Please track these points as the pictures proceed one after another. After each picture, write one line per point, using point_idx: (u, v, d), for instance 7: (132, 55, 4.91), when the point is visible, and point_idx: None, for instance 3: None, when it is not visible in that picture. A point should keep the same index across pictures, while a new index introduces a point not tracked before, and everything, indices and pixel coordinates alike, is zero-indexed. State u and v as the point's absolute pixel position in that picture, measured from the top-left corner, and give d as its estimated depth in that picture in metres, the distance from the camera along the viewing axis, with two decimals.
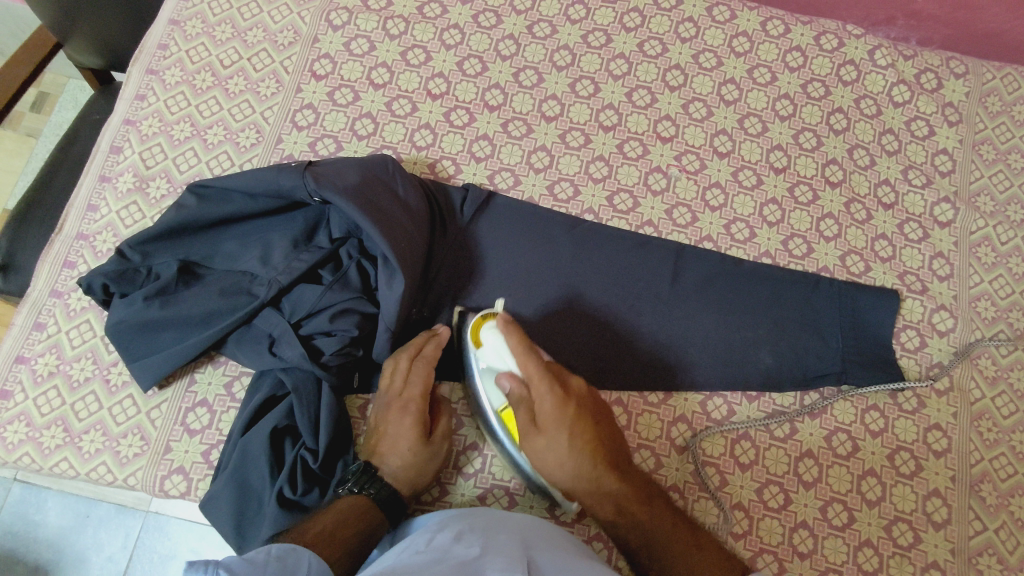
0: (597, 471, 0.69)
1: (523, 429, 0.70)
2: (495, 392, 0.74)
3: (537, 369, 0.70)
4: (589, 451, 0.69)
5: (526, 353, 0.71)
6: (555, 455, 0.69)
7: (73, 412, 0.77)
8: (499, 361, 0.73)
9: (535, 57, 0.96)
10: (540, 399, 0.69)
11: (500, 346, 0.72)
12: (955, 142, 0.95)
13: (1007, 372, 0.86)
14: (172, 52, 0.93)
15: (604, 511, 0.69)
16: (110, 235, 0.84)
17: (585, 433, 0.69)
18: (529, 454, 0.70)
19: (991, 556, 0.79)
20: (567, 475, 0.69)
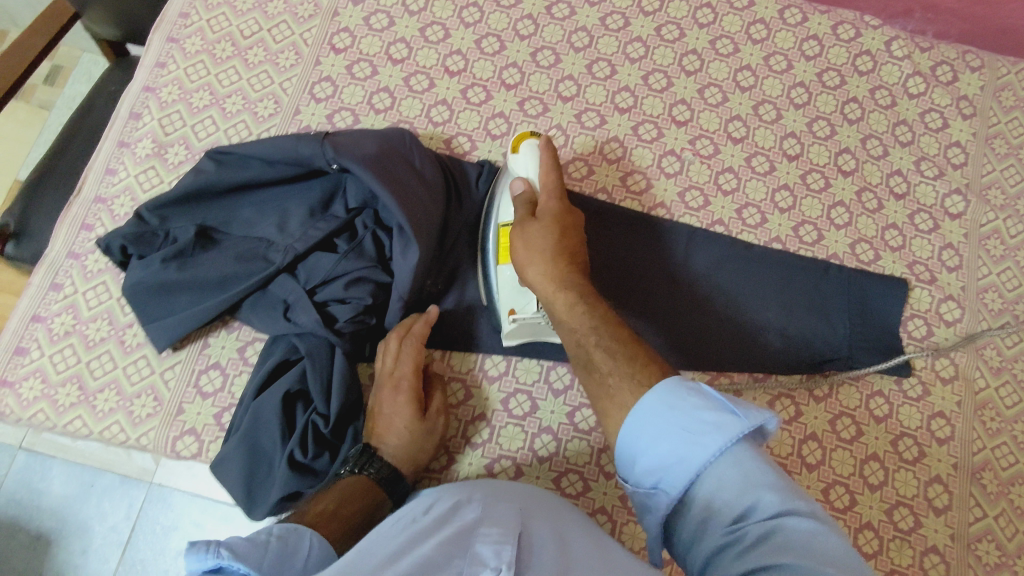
0: (568, 273, 0.72)
1: (521, 218, 0.76)
2: (508, 207, 0.79)
3: (553, 181, 0.77)
4: (568, 256, 0.74)
5: (551, 164, 0.78)
6: (541, 241, 0.73)
7: (88, 371, 0.78)
8: (522, 170, 0.79)
9: (553, 37, 0.96)
10: (545, 201, 0.76)
11: (528, 153, 0.79)
12: (968, 135, 0.96)
13: (1012, 363, 0.87)
14: (193, 21, 0.93)
15: (564, 304, 0.71)
16: (128, 200, 0.85)
17: (571, 240, 0.75)
18: (517, 238, 0.75)
19: (990, 542, 0.80)
20: (544, 258, 0.73)
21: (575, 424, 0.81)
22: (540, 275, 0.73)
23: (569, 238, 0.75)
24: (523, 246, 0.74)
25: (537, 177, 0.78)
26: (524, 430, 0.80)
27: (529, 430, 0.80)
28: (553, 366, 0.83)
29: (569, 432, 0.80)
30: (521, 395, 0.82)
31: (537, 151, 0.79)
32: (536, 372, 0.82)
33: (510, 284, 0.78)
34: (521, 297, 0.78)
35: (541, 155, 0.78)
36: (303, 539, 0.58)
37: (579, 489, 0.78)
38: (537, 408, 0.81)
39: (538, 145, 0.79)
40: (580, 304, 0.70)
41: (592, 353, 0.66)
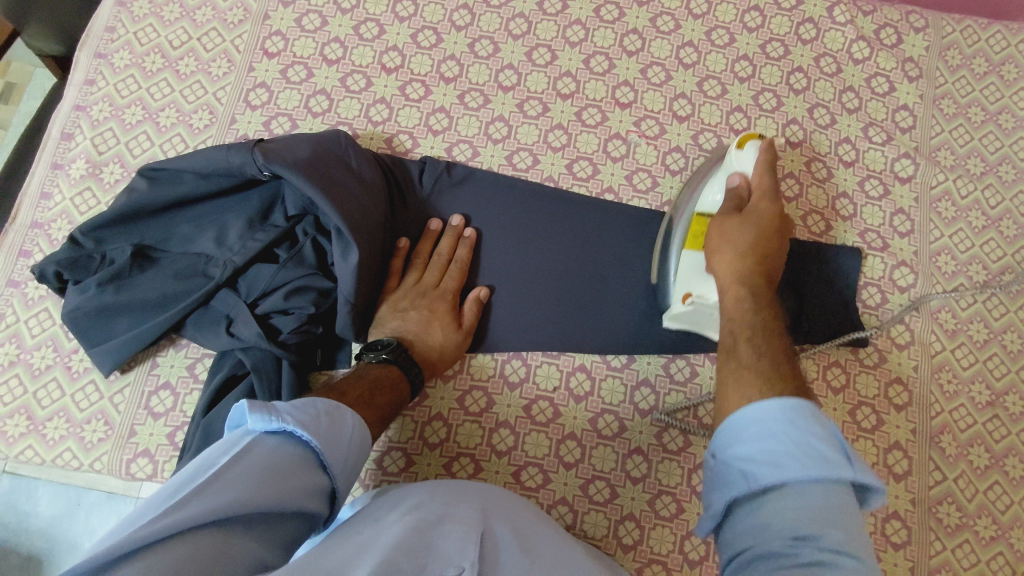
0: (757, 269, 0.70)
1: (727, 211, 0.74)
2: (713, 193, 0.78)
3: (767, 181, 0.74)
4: (762, 253, 0.70)
5: (768, 170, 0.75)
6: (738, 234, 0.71)
7: (36, 400, 0.77)
8: (740, 164, 0.76)
9: (490, 26, 0.94)
10: (758, 201, 0.74)
11: (748, 150, 0.76)
12: (916, 98, 0.95)
13: (966, 325, 0.87)
14: (120, 35, 0.91)
15: (737, 301, 0.67)
16: (65, 223, 0.84)
17: (769, 243, 0.71)
18: (716, 228, 0.73)
19: (950, 505, 0.80)
20: (735, 251, 0.71)
21: (532, 418, 0.80)
22: (725, 262, 0.71)
23: (767, 241, 0.71)
24: (717, 236, 0.72)
25: (754, 173, 0.75)
26: (482, 427, 0.80)
27: (486, 426, 0.80)
28: (507, 360, 0.83)
29: (527, 427, 0.80)
30: (477, 392, 0.81)
31: (758, 152, 0.75)
32: (492, 367, 0.82)
33: (693, 269, 0.76)
34: (704, 283, 0.76)
35: (760, 155, 0.75)
36: (347, 415, 0.59)
37: (539, 482, 0.79)
38: (493, 403, 0.81)
39: (758, 146, 0.76)
40: (756, 300, 0.67)
41: (742, 346, 0.62)
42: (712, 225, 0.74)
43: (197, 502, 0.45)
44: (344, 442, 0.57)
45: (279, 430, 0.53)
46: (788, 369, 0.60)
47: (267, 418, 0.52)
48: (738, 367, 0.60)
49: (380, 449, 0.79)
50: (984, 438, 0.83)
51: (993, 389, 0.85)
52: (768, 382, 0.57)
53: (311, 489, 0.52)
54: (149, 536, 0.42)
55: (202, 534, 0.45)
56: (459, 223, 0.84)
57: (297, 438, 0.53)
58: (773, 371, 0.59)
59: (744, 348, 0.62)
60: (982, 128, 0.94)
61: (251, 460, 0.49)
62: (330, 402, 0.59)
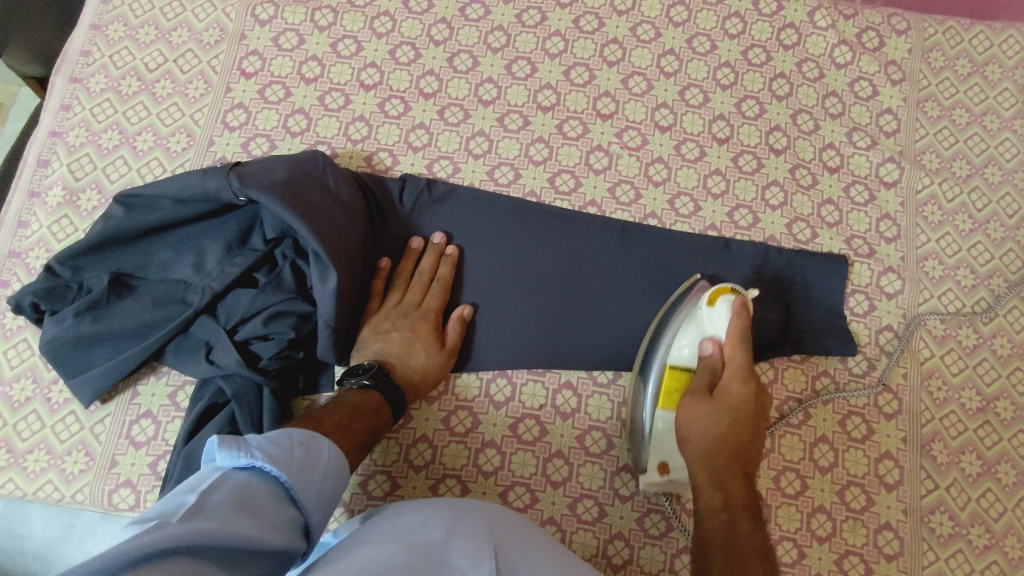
0: (729, 458, 0.67)
1: (697, 391, 0.70)
2: (682, 352, 0.74)
3: (741, 355, 0.70)
4: (737, 448, 0.67)
5: (742, 337, 0.70)
6: (707, 430, 0.67)
7: (16, 433, 0.77)
8: (713, 326, 0.72)
9: (469, 40, 0.93)
10: (728, 379, 0.69)
11: (720, 313, 0.72)
12: (900, 101, 0.94)
13: (955, 330, 0.86)
14: (95, 59, 0.91)
15: (710, 505, 0.65)
16: (42, 251, 0.83)
17: (745, 434, 0.68)
18: (685, 412, 0.69)
19: (942, 514, 0.80)
20: (706, 444, 0.67)
21: (518, 437, 0.80)
22: (696, 454, 0.67)
23: (742, 433, 0.67)
24: (687, 423, 0.69)
25: (727, 340, 0.71)
26: (467, 447, 0.79)
27: (472, 446, 0.79)
28: (492, 379, 0.82)
29: (513, 446, 0.79)
30: (462, 412, 0.81)
31: (730, 311, 0.71)
32: (476, 387, 0.81)
33: (665, 432, 0.74)
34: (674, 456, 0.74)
35: (732, 319, 0.70)
36: (323, 447, 0.59)
37: (527, 502, 0.78)
38: (479, 422, 0.80)
39: (731, 305, 0.71)
40: (730, 509, 0.64)
41: (718, 561, 0.61)
42: (683, 405, 0.70)
43: (170, 527, 0.43)
44: (319, 475, 0.56)
45: (249, 465, 0.53)
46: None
47: (236, 453, 0.52)
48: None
49: (365, 472, 0.79)
50: (976, 445, 0.82)
51: (983, 394, 0.84)
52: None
53: (284, 523, 0.51)
54: (121, 560, 0.40)
55: (177, 561, 0.42)
56: (440, 241, 0.83)
57: (268, 474, 0.53)
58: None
59: (717, 569, 0.61)
60: (967, 129, 0.94)
61: (221, 493, 0.49)
62: (305, 432, 0.60)
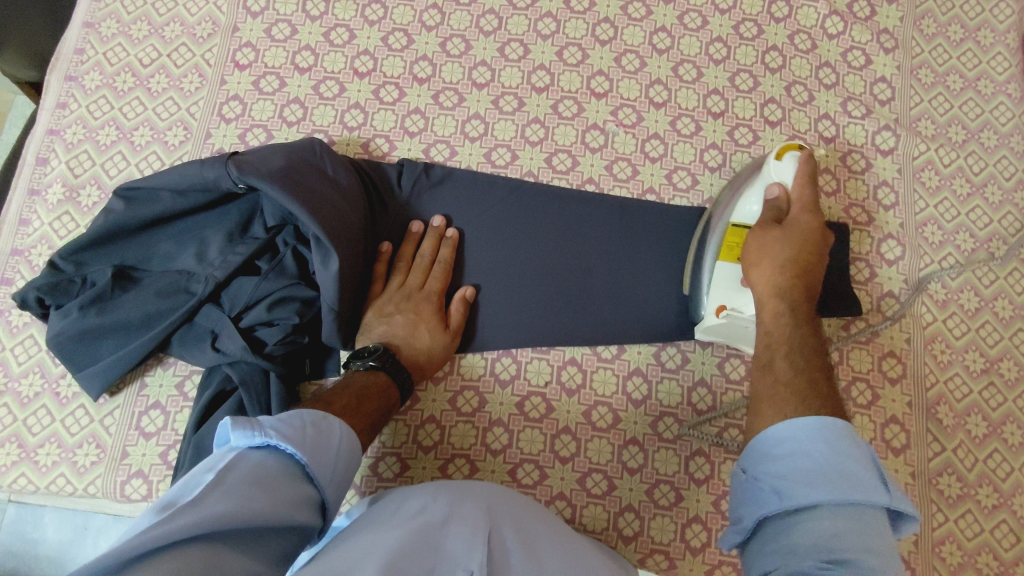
0: (794, 279, 0.69)
1: (765, 222, 0.72)
2: (750, 201, 0.76)
3: (808, 195, 0.73)
4: (802, 267, 0.70)
5: (809, 181, 0.74)
6: (776, 249, 0.70)
7: (26, 428, 0.77)
8: (778, 174, 0.75)
9: (461, 24, 0.94)
10: (795, 213, 0.73)
11: (788, 161, 0.74)
12: (893, 69, 0.94)
13: (956, 295, 0.86)
14: (89, 56, 0.91)
15: (772, 314, 0.67)
16: (45, 249, 0.83)
17: (809, 257, 0.71)
18: (754, 237, 0.72)
19: (950, 476, 0.80)
20: (774, 263, 0.69)
21: (526, 414, 0.80)
22: (762, 269, 0.70)
23: (807, 255, 0.71)
24: (756, 250, 0.71)
25: (792, 183, 0.74)
26: (475, 427, 0.80)
27: (480, 425, 0.80)
28: (497, 358, 0.82)
29: (521, 424, 0.80)
30: (469, 392, 0.81)
31: (797, 163, 0.75)
32: (481, 366, 0.82)
33: (725, 278, 0.75)
34: (735, 296, 0.75)
35: (799, 167, 0.74)
36: (334, 425, 0.59)
37: (536, 478, 0.78)
38: (486, 402, 0.81)
39: (798, 157, 0.75)
40: (795, 318, 0.66)
41: (779, 367, 0.62)
42: (750, 237, 0.72)
43: (185, 515, 0.44)
44: (332, 453, 0.57)
45: (264, 444, 0.53)
46: (832, 392, 0.58)
47: (250, 433, 0.52)
48: (779, 387, 0.59)
49: (374, 455, 0.79)
50: (981, 407, 0.82)
51: (987, 356, 0.84)
52: (800, 398, 0.57)
53: (301, 500, 0.52)
54: (140, 546, 0.41)
55: (192, 548, 0.43)
56: (440, 223, 0.83)
57: (282, 452, 0.53)
58: (808, 390, 0.58)
59: (781, 363, 0.62)
60: (961, 95, 0.94)
61: (237, 473, 0.49)
62: (316, 412, 0.60)
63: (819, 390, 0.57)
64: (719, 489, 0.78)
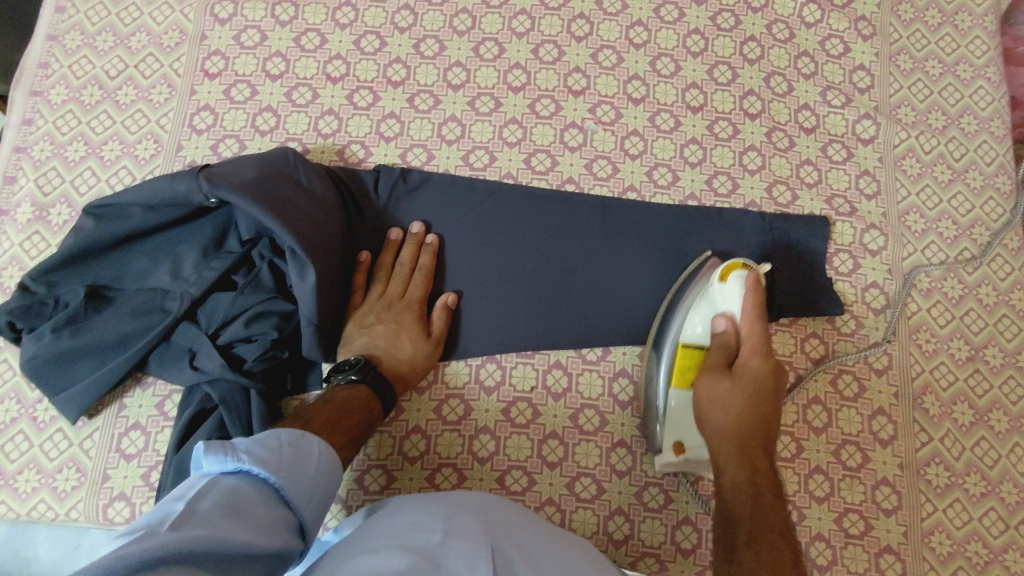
0: (751, 429, 0.68)
1: (716, 367, 0.72)
2: (696, 329, 0.76)
3: (757, 328, 0.72)
4: (757, 416, 0.69)
5: (756, 309, 0.72)
6: (729, 400, 0.69)
7: (4, 455, 0.76)
8: (725, 302, 0.74)
9: (434, 24, 0.92)
10: (745, 353, 0.72)
11: (731, 286, 0.74)
12: (872, 56, 0.94)
13: (940, 283, 0.86)
14: (54, 70, 0.89)
15: (734, 475, 0.66)
16: (16, 270, 0.82)
17: (765, 404, 0.70)
18: (706, 386, 0.71)
19: (938, 465, 0.80)
20: (727, 415, 0.69)
21: (512, 420, 0.79)
22: (719, 420, 0.69)
23: (761, 402, 0.69)
24: (707, 399, 0.70)
25: (740, 315, 0.73)
26: (462, 435, 0.79)
27: (466, 433, 0.79)
28: (481, 365, 0.81)
29: (508, 430, 0.79)
30: (454, 400, 0.80)
31: (743, 287, 0.73)
32: (466, 373, 0.81)
33: (682, 412, 0.75)
34: (690, 435, 0.75)
35: (746, 294, 0.73)
36: (313, 445, 0.59)
37: (524, 485, 0.78)
38: (471, 409, 0.80)
39: (742, 281, 0.73)
40: (755, 472, 0.65)
41: (742, 525, 0.62)
42: (703, 380, 0.72)
43: (159, 535, 0.43)
44: (310, 474, 0.56)
45: (237, 469, 0.52)
46: (794, 560, 0.57)
47: (223, 457, 0.51)
48: (739, 549, 0.60)
49: (360, 467, 0.78)
50: (967, 395, 0.82)
51: (972, 343, 0.84)
52: (768, 569, 0.56)
53: (277, 524, 0.51)
54: (107, 570, 0.39)
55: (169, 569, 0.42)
56: (420, 230, 0.82)
57: (257, 476, 0.53)
58: (773, 560, 0.57)
59: (744, 535, 0.61)
60: (941, 80, 0.93)
61: (209, 499, 0.48)
62: (293, 432, 0.59)
63: (784, 550, 0.58)
64: (708, 489, 0.77)
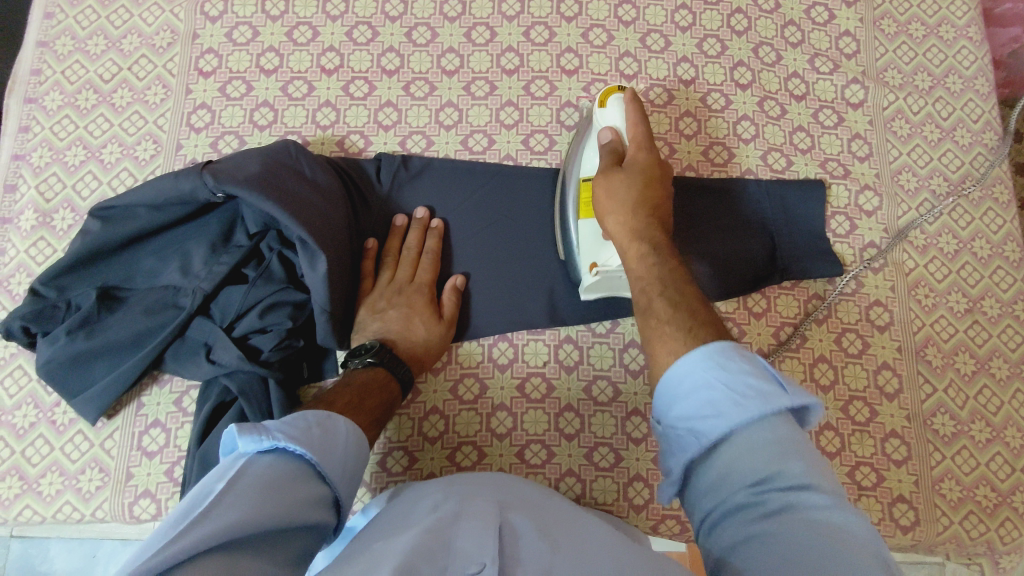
0: (650, 221, 0.69)
1: (607, 168, 0.74)
2: (591, 157, 0.79)
3: (642, 130, 0.75)
4: (650, 207, 0.70)
5: (638, 114, 0.76)
6: (622, 188, 0.71)
7: (25, 460, 0.76)
8: (609, 120, 0.78)
9: (424, 12, 0.93)
10: (635, 153, 0.74)
11: (611, 107, 0.78)
12: (856, 22, 0.95)
13: (936, 239, 0.88)
14: (47, 76, 0.89)
15: (640, 268, 0.66)
16: (24, 277, 0.82)
17: (657, 191, 0.72)
18: (598, 186, 0.73)
19: (944, 415, 0.82)
20: (620, 208, 0.70)
21: (527, 396, 0.81)
22: (616, 210, 0.70)
23: (656, 189, 0.71)
24: (605, 193, 0.71)
25: (625, 126, 0.76)
26: (478, 413, 0.80)
27: (484, 411, 0.80)
28: (494, 343, 0.82)
29: (524, 405, 0.80)
30: (469, 380, 0.81)
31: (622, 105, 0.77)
32: (480, 353, 0.82)
33: (590, 235, 0.76)
34: (601, 250, 0.76)
35: (626, 108, 0.77)
36: (339, 423, 0.59)
37: (544, 458, 0.79)
38: (487, 388, 0.81)
39: (621, 100, 0.78)
40: (657, 252, 0.67)
41: (658, 303, 0.62)
42: (597, 184, 0.73)
43: (197, 530, 0.44)
44: (340, 451, 0.57)
45: (272, 448, 0.52)
46: (711, 320, 0.59)
47: (259, 438, 0.51)
48: (659, 325, 0.60)
49: (381, 451, 0.79)
50: (968, 345, 0.85)
51: (969, 296, 0.86)
52: (688, 326, 0.58)
53: (313, 500, 0.51)
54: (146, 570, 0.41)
55: (209, 562, 0.43)
56: (423, 215, 0.83)
57: (293, 453, 0.53)
58: (689, 321, 0.59)
59: (660, 305, 0.61)
60: (924, 42, 0.95)
61: (248, 480, 0.48)
62: (319, 412, 0.59)
63: (707, 325, 0.58)
64: None
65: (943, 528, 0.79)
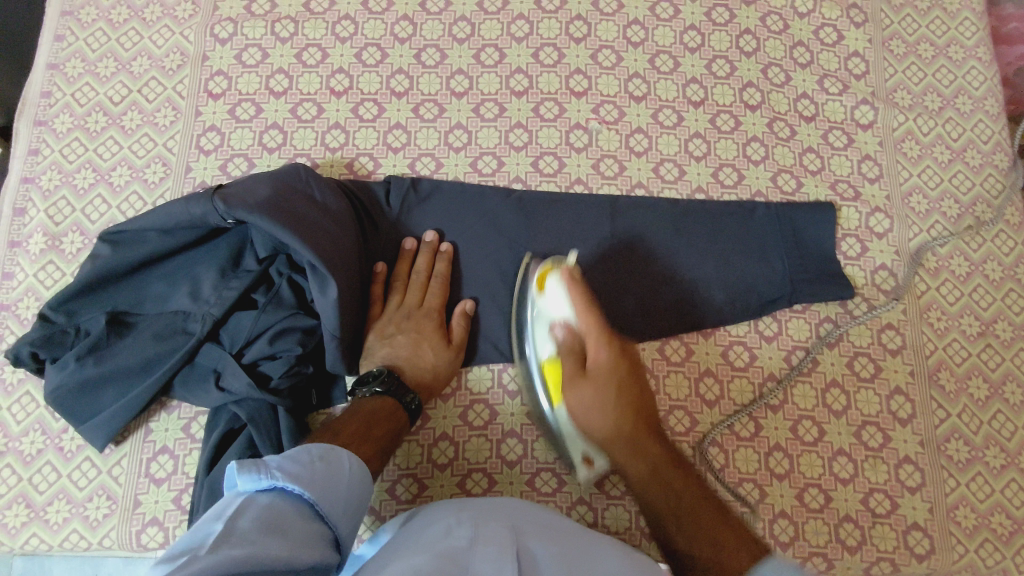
0: (637, 428, 0.70)
1: (570, 377, 0.70)
2: (545, 343, 0.74)
3: (596, 323, 0.71)
4: (634, 409, 0.70)
5: (581, 296, 0.71)
6: (600, 411, 0.69)
7: (33, 487, 0.76)
8: (556, 309, 0.73)
9: (433, 34, 0.93)
10: (594, 351, 0.71)
11: (552, 293, 0.73)
12: (865, 43, 0.95)
13: (947, 261, 0.87)
14: (57, 99, 0.89)
15: (640, 473, 0.70)
16: (32, 301, 0.81)
17: (629, 392, 0.70)
18: (573, 406, 0.70)
19: (958, 441, 0.82)
20: (611, 439, 0.70)
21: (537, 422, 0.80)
22: (603, 433, 0.70)
23: (628, 395, 0.70)
24: (582, 416, 0.70)
25: (575, 319, 0.71)
26: (488, 439, 0.80)
27: (494, 437, 0.80)
28: (503, 368, 0.82)
29: (534, 431, 0.80)
30: (478, 405, 0.81)
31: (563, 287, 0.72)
32: (489, 378, 0.82)
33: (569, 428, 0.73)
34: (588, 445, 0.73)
35: (569, 293, 0.71)
36: (341, 459, 0.59)
37: (554, 486, 0.78)
38: (497, 414, 0.80)
39: (562, 280, 0.72)
40: (659, 475, 0.69)
41: (677, 536, 0.66)
42: (572, 401, 0.70)
43: (202, 561, 0.43)
44: (342, 487, 0.56)
45: (271, 487, 0.52)
46: (726, 523, 0.64)
47: (257, 476, 0.52)
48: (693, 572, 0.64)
49: (390, 477, 0.79)
50: (981, 369, 0.84)
51: (982, 319, 0.85)
52: (722, 543, 0.63)
53: (313, 537, 0.51)
54: None
55: None
56: (433, 238, 0.83)
57: (291, 492, 0.53)
58: (717, 534, 0.64)
59: (681, 543, 0.66)
60: (933, 63, 0.95)
61: (249, 517, 0.48)
62: (322, 446, 0.59)
63: (735, 535, 0.63)
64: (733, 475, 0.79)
65: (959, 557, 0.78)
